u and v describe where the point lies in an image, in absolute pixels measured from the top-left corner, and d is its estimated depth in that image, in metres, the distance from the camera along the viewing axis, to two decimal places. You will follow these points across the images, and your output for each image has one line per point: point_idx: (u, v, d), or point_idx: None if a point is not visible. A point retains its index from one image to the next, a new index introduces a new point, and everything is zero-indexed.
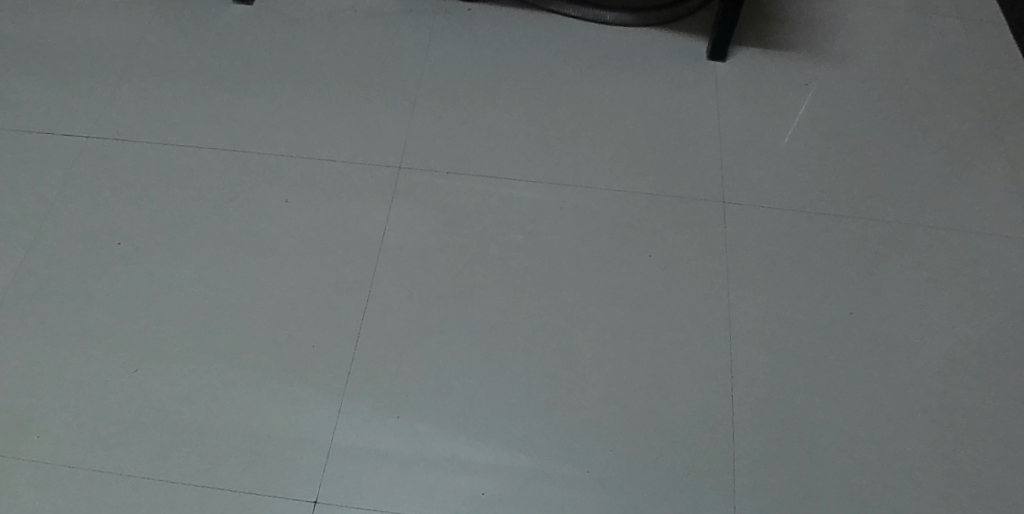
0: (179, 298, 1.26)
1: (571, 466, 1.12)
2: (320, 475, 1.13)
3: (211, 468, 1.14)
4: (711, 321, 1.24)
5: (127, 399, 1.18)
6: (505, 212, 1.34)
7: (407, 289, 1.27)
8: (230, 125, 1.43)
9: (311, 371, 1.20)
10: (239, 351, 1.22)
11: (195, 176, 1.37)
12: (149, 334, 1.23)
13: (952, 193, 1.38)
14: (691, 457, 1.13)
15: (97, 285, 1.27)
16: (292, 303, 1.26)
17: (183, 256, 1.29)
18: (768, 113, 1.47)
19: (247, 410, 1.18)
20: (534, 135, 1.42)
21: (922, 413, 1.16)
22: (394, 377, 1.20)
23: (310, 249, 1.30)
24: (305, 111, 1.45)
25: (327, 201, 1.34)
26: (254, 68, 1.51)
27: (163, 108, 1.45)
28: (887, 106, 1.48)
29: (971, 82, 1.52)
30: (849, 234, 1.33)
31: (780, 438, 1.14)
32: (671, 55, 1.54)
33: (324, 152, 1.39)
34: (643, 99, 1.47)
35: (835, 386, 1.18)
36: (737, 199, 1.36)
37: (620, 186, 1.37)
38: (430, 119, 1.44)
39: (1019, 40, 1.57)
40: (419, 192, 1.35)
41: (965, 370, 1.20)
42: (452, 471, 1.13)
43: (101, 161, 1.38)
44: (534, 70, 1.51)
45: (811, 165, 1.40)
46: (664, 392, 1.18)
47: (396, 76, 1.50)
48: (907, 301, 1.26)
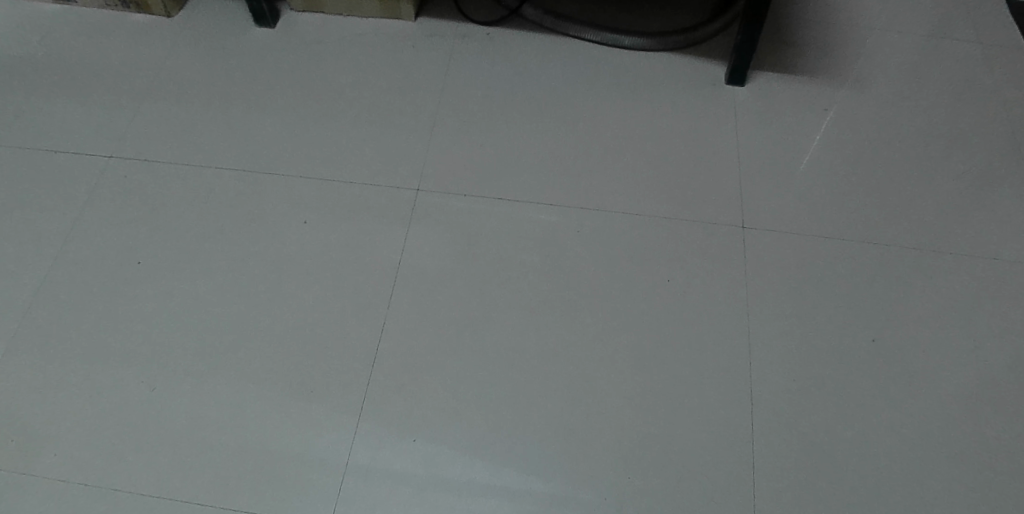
0: (197, 315, 1.26)
1: (590, 496, 1.12)
2: (335, 497, 1.11)
3: (226, 488, 1.12)
4: (730, 349, 1.23)
5: (143, 415, 1.17)
6: (523, 235, 1.33)
7: (425, 311, 1.26)
8: (251, 146, 1.44)
9: (326, 391, 1.19)
10: (255, 368, 1.21)
11: (217, 196, 1.38)
12: (168, 350, 1.23)
13: (975, 222, 1.37)
14: (710, 490, 1.12)
15: (117, 301, 1.28)
16: (310, 323, 1.25)
17: (202, 274, 1.30)
18: (788, 136, 1.46)
19: (262, 429, 1.16)
20: (553, 159, 1.43)
21: (945, 450, 1.15)
22: (411, 402, 1.18)
23: (329, 269, 1.30)
24: (325, 132, 1.46)
25: (346, 222, 1.35)
26: (275, 89, 1.52)
27: (185, 128, 1.47)
28: (908, 133, 1.48)
29: (995, 110, 1.51)
30: (871, 264, 1.32)
31: (798, 467, 1.14)
32: (689, 79, 1.54)
33: (344, 173, 1.40)
34: (662, 123, 1.47)
35: (853, 415, 1.18)
36: (756, 226, 1.35)
37: (639, 209, 1.37)
38: (449, 141, 1.45)
39: None
40: (437, 214, 1.36)
41: (992, 408, 1.19)
42: (470, 499, 1.11)
43: (125, 180, 1.40)
44: (553, 94, 1.52)
45: (830, 191, 1.40)
46: (683, 422, 1.17)
47: (415, 97, 1.51)
48: (930, 332, 1.25)
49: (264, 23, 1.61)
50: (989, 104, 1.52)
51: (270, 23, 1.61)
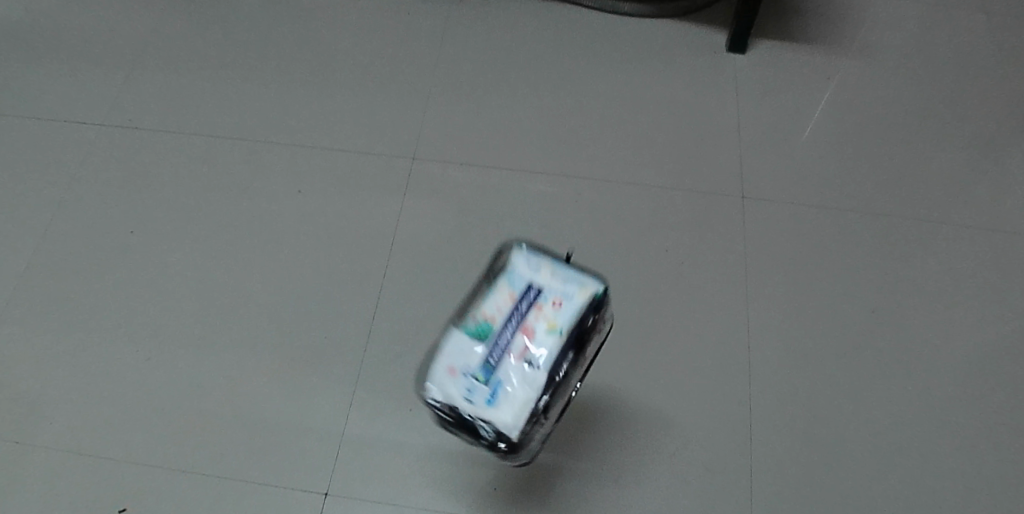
0: (191, 285, 1.25)
1: (586, 466, 1.12)
2: (331, 467, 1.11)
3: (222, 458, 1.12)
4: (729, 320, 1.22)
5: (137, 385, 1.17)
6: (520, 205, 1.32)
7: (421, 282, 1.25)
8: (244, 115, 1.42)
9: (323, 361, 1.19)
10: (250, 338, 1.20)
11: (210, 165, 1.36)
12: (162, 320, 1.22)
13: (976, 193, 1.36)
14: (708, 461, 1.12)
15: (110, 272, 1.26)
16: (305, 294, 1.24)
17: (195, 244, 1.29)
18: (789, 106, 1.44)
19: (258, 399, 1.16)
20: (551, 128, 1.41)
21: (940, 422, 1.16)
22: (408, 373, 1.18)
23: (324, 239, 1.29)
24: (318, 101, 1.43)
25: (341, 192, 1.33)
26: (267, 56, 1.49)
27: (177, 96, 1.44)
28: (911, 103, 1.45)
29: (1000, 79, 1.49)
30: (871, 235, 1.31)
31: (795, 438, 1.14)
32: (689, 46, 1.51)
33: (339, 142, 1.38)
34: (662, 91, 1.45)
35: (850, 387, 1.18)
36: (757, 196, 1.34)
37: (637, 179, 1.35)
38: (445, 110, 1.42)
39: None
40: (433, 184, 1.34)
41: (989, 381, 1.19)
42: (467, 469, 1.11)
43: (117, 150, 1.38)
44: (550, 61, 1.49)
45: (831, 161, 1.38)
46: (681, 393, 1.17)
47: (410, 65, 1.48)
48: (928, 305, 1.25)
49: None
50: (994, 73, 1.49)
51: None
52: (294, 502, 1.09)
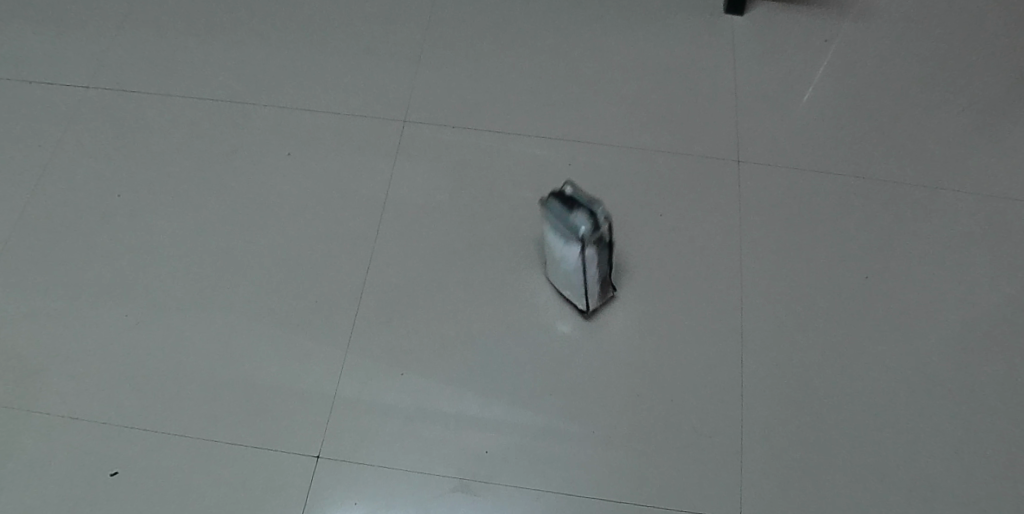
0: (181, 250, 1.24)
1: (578, 429, 1.12)
2: (323, 430, 1.11)
3: (214, 422, 1.12)
4: (722, 285, 1.22)
5: (128, 349, 1.16)
6: (513, 169, 1.31)
7: (413, 246, 1.24)
8: (232, 77, 1.39)
9: (313, 326, 1.18)
10: (241, 302, 1.20)
11: (198, 129, 1.34)
12: (151, 285, 1.21)
13: (974, 158, 1.34)
14: (698, 425, 1.12)
15: (99, 237, 1.25)
16: (295, 257, 1.23)
17: (185, 208, 1.27)
18: (786, 68, 1.42)
19: (249, 363, 1.15)
20: (545, 91, 1.38)
21: (931, 386, 1.16)
22: (399, 337, 1.17)
23: (314, 202, 1.27)
24: (308, 63, 1.41)
25: (331, 155, 1.31)
26: (255, 15, 1.46)
27: (162, 57, 1.41)
28: (912, 66, 1.43)
29: (1003, 43, 1.46)
30: (866, 200, 1.30)
31: (786, 402, 1.14)
32: (687, 7, 1.48)
33: (329, 105, 1.36)
34: (658, 54, 1.42)
35: (843, 351, 1.18)
36: (752, 161, 1.32)
37: (632, 143, 1.33)
38: (437, 72, 1.40)
39: None
40: (425, 147, 1.32)
41: (981, 347, 1.19)
42: (458, 432, 1.11)
43: (103, 112, 1.36)
44: (544, 22, 1.46)
45: (828, 125, 1.36)
46: (673, 358, 1.17)
47: (401, 25, 1.45)
48: (922, 269, 1.24)
49: None
50: (995, 35, 1.47)
51: None
52: (286, 465, 1.09)
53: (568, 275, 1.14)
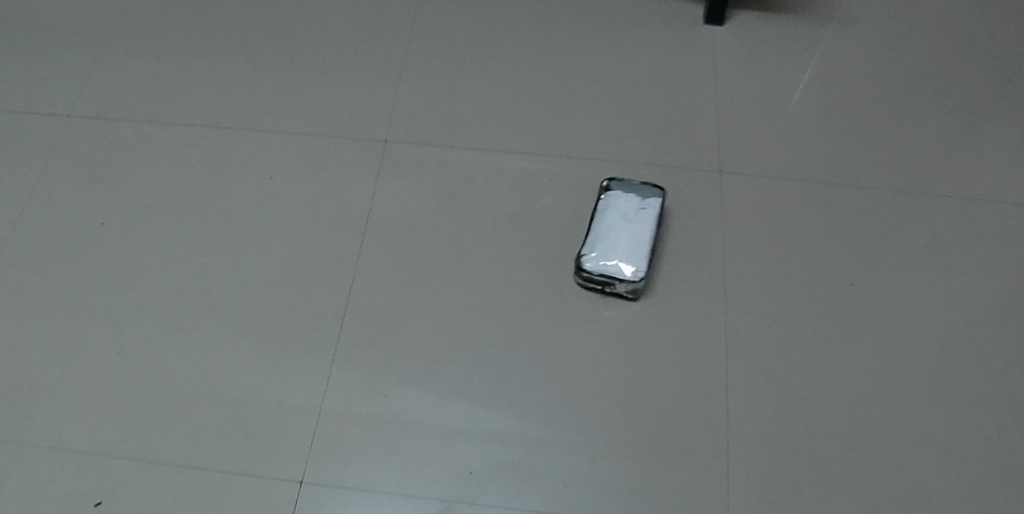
0: (164, 277, 1.24)
1: (563, 447, 1.12)
2: (307, 455, 1.11)
3: (198, 449, 1.12)
4: (707, 298, 1.21)
5: (111, 378, 1.16)
6: (495, 186, 1.30)
7: (395, 267, 1.24)
8: (213, 101, 1.40)
9: (296, 350, 1.18)
10: (224, 328, 1.20)
11: (180, 154, 1.34)
12: (134, 312, 1.21)
13: (957, 163, 1.34)
14: (684, 440, 1.12)
15: (81, 265, 1.25)
16: (278, 281, 1.23)
17: (167, 234, 1.27)
18: (767, 78, 1.42)
19: (233, 389, 1.15)
20: (526, 107, 1.38)
21: (918, 395, 1.15)
22: (383, 360, 1.17)
23: (296, 225, 1.27)
24: (289, 85, 1.41)
25: (313, 177, 1.31)
26: (236, 39, 1.46)
27: (144, 83, 1.42)
28: (892, 73, 1.43)
29: (982, 49, 1.46)
30: (849, 208, 1.29)
31: (772, 414, 1.14)
32: (667, 19, 1.48)
33: (310, 127, 1.36)
34: (639, 67, 1.42)
35: (828, 361, 1.17)
36: (734, 172, 1.32)
37: (613, 157, 1.33)
38: (418, 90, 1.40)
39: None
40: (406, 166, 1.32)
41: (968, 355, 1.18)
42: (442, 455, 1.11)
43: (84, 140, 1.36)
44: (524, 37, 1.46)
45: (809, 133, 1.36)
46: (658, 373, 1.16)
47: (381, 45, 1.46)
48: (907, 277, 1.24)
49: None
50: (975, 40, 1.47)
51: None
52: (270, 491, 1.09)
53: (618, 250, 1.20)
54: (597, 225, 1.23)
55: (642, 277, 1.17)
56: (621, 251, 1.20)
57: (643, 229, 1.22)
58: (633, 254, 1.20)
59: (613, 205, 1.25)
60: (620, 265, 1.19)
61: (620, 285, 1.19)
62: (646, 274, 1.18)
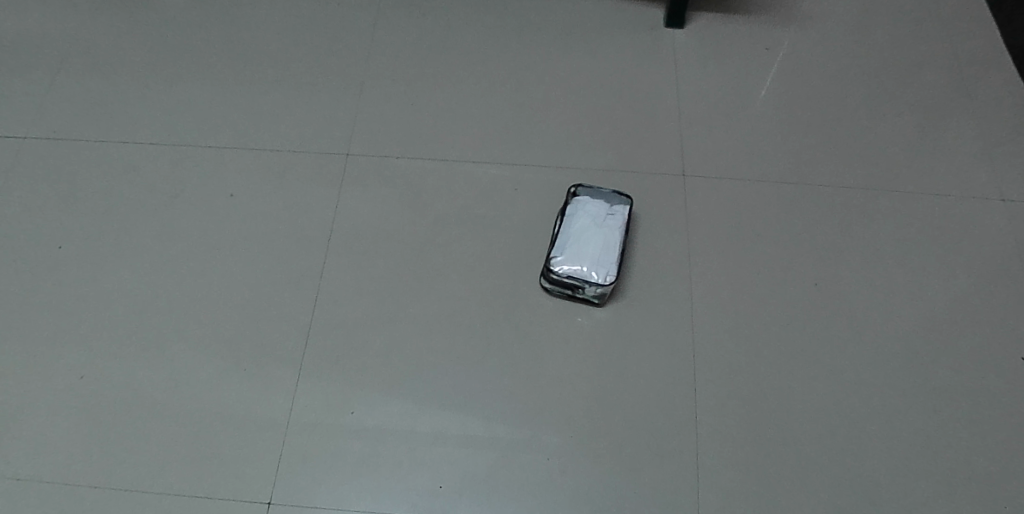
0: (124, 299, 1.22)
1: (532, 458, 1.11)
2: (274, 476, 1.10)
3: (163, 474, 1.10)
4: (672, 303, 1.21)
5: (74, 404, 1.15)
6: (459, 196, 1.30)
7: (359, 281, 1.23)
8: (172, 120, 1.38)
9: (261, 369, 1.17)
10: (187, 349, 1.18)
11: (140, 174, 1.33)
12: (95, 337, 1.19)
13: (916, 159, 1.35)
14: (653, 446, 1.12)
15: (40, 290, 1.23)
16: (241, 300, 1.22)
17: (127, 256, 1.26)
18: (728, 80, 1.42)
19: (198, 411, 1.14)
20: (488, 115, 1.38)
21: (884, 392, 1.16)
22: (349, 376, 1.16)
23: (259, 243, 1.26)
24: (249, 101, 1.40)
25: (275, 193, 1.31)
26: (195, 56, 1.45)
27: (101, 103, 1.40)
28: (851, 72, 1.44)
29: (937, 45, 1.48)
30: (812, 207, 1.30)
31: (739, 417, 1.14)
32: (627, 24, 1.48)
33: (272, 143, 1.35)
34: (600, 73, 1.43)
35: (794, 362, 1.17)
36: (697, 175, 1.32)
37: (576, 163, 1.33)
38: (379, 102, 1.39)
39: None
40: (369, 179, 1.32)
41: (933, 349, 1.19)
42: (411, 470, 1.10)
43: (41, 162, 1.34)
44: (485, 46, 1.46)
45: (771, 134, 1.37)
46: (625, 380, 1.16)
47: (341, 57, 1.45)
48: (871, 275, 1.24)
49: None
50: (930, 38, 1.49)
51: None
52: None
53: (587, 253, 1.17)
54: (566, 230, 1.20)
55: (612, 283, 1.15)
56: (590, 256, 1.17)
57: (613, 234, 1.19)
58: (603, 260, 1.17)
59: (582, 207, 1.22)
60: (587, 269, 1.17)
61: (589, 290, 1.17)
62: (614, 279, 1.16)
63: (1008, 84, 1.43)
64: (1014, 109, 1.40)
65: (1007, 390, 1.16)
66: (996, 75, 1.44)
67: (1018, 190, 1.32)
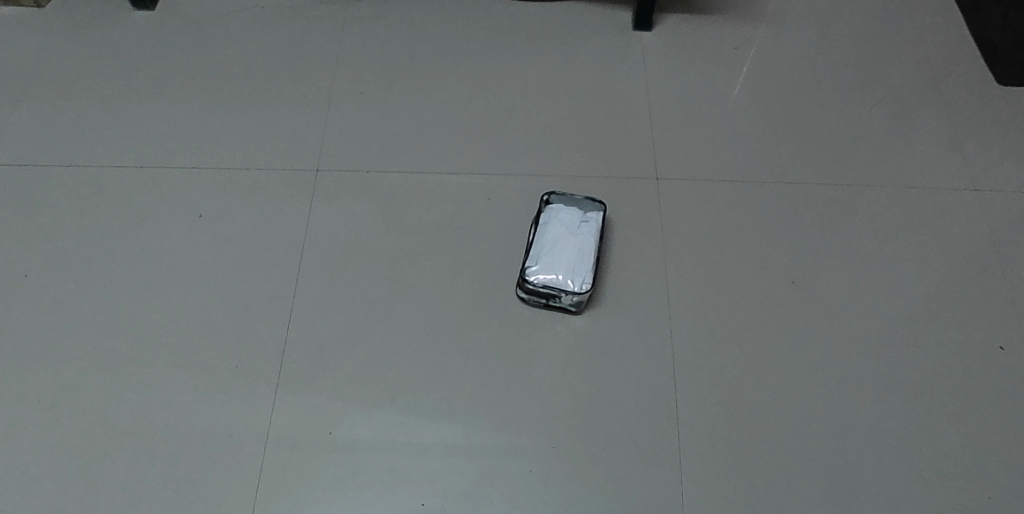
0: (94, 326, 1.20)
1: (514, 471, 1.10)
2: (253, 500, 1.08)
3: (139, 503, 1.08)
4: (650, 307, 1.21)
5: (45, 436, 1.12)
6: (431, 208, 1.29)
7: (334, 297, 1.22)
8: (138, 141, 1.36)
9: (236, 391, 1.15)
10: (160, 375, 1.16)
11: (106, 197, 1.31)
12: (65, 366, 1.17)
13: (887, 152, 1.36)
14: (636, 453, 1.11)
15: (7, 320, 1.21)
16: (214, 322, 1.20)
17: (96, 282, 1.24)
18: (697, 81, 1.43)
19: (173, 438, 1.12)
20: (459, 124, 1.37)
21: (864, 388, 1.16)
22: (326, 394, 1.15)
23: (230, 263, 1.25)
24: (216, 119, 1.38)
25: (245, 212, 1.29)
26: (160, 75, 1.43)
27: (65, 126, 1.38)
28: (819, 68, 1.45)
29: (903, 38, 1.49)
30: (786, 205, 1.30)
31: (721, 420, 1.13)
32: (594, 30, 1.49)
33: (240, 160, 1.34)
34: (569, 78, 1.43)
35: (774, 361, 1.17)
36: (670, 177, 1.32)
37: (549, 170, 1.32)
38: (348, 115, 1.38)
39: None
40: (340, 194, 1.30)
41: (911, 341, 1.19)
42: (392, 487, 1.09)
43: (4, 188, 1.31)
44: (454, 55, 1.46)
45: (742, 134, 1.37)
46: (605, 386, 1.15)
47: (309, 72, 1.44)
48: (847, 270, 1.24)
49: (141, 5, 1.51)
50: (896, 31, 1.50)
51: (148, 5, 1.51)
52: None
53: (562, 261, 1.17)
54: (540, 239, 1.19)
55: (588, 291, 1.15)
56: (565, 264, 1.17)
57: (587, 241, 1.19)
58: (578, 268, 1.17)
59: (555, 216, 1.21)
60: (563, 278, 1.16)
61: (565, 299, 1.16)
62: (590, 287, 1.15)
63: (975, 73, 1.44)
64: (982, 98, 1.41)
65: (985, 380, 1.16)
66: (963, 65, 1.45)
67: (990, 179, 1.33)
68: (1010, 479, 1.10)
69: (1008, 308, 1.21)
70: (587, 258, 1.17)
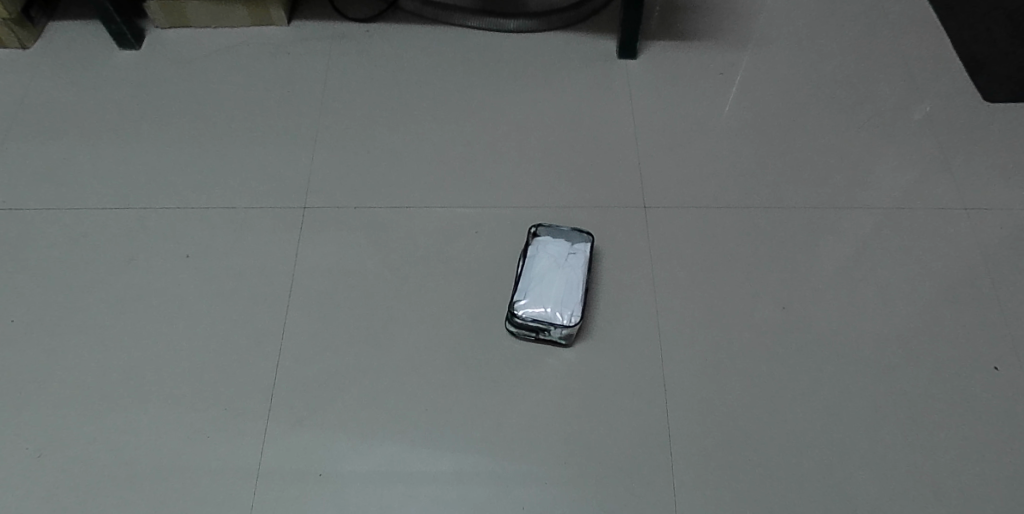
0: (82, 370, 1.19)
1: (508, 506, 1.08)
2: None
3: None
4: (641, 337, 1.20)
5: (32, 484, 1.11)
6: (419, 243, 1.28)
7: (324, 334, 1.21)
8: (126, 181, 1.36)
9: (226, 432, 1.14)
10: (147, 419, 1.15)
11: (94, 239, 1.30)
12: (53, 412, 1.16)
13: (876, 172, 1.36)
14: (630, 484, 1.10)
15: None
16: (202, 363, 1.19)
17: (83, 325, 1.23)
18: (683, 106, 1.43)
19: (162, 482, 1.11)
20: (446, 156, 1.37)
21: (859, 413, 1.14)
22: (318, 431, 1.14)
23: (217, 303, 1.24)
24: (204, 157, 1.38)
25: (233, 251, 1.28)
26: (147, 115, 1.44)
27: (53, 169, 1.37)
28: (805, 90, 1.46)
29: (888, 58, 1.50)
30: (775, 229, 1.30)
31: (716, 450, 1.12)
32: (580, 59, 1.50)
33: (228, 198, 1.34)
34: (556, 107, 1.43)
35: (768, 388, 1.16)
36: (659, 205, 1.32)
37: (537, 200, 1.32)
38: (336, 149, 1.38)
39: (920, 12, 1.57)
40: (329, 229, 1.30)
41: (906, 363, 1.18)
42: None
43: None
44: (441, 87, 1.47)
45: (730, 158, 1.37)
46: (598, 417, 1.14)
47: (297, 106, 1.44)
48: (839, 294, 1.24)
49: (127, 45, 1.52)
50: (880, 52, 1.51)
51: (134, 45, 1.51)
52: None
53: (553, 291, 1.17)
54: (529, 271, 1.19)
55: (577, 323, 1.14)
56: (553, 297, 1.16)
57: (575, 273, 1.19)
58: (566, 300, 1.16)
59: (544, 247, 1.22)
60: (553, 311, 1.16)
61: (555, 332, 1.16)
62: (579, 320, 1.15)
63: (961, 91, 1.45)
64: (970, 115, 1.42)
65: (981, 399, 1.15)
66: (949, 83, 1.46)
67: (980, 195, 1.33)
68: (1009, 500, 1.08)
69: (1001, 328, 1.21)
70: (577, 287, 1.18)
